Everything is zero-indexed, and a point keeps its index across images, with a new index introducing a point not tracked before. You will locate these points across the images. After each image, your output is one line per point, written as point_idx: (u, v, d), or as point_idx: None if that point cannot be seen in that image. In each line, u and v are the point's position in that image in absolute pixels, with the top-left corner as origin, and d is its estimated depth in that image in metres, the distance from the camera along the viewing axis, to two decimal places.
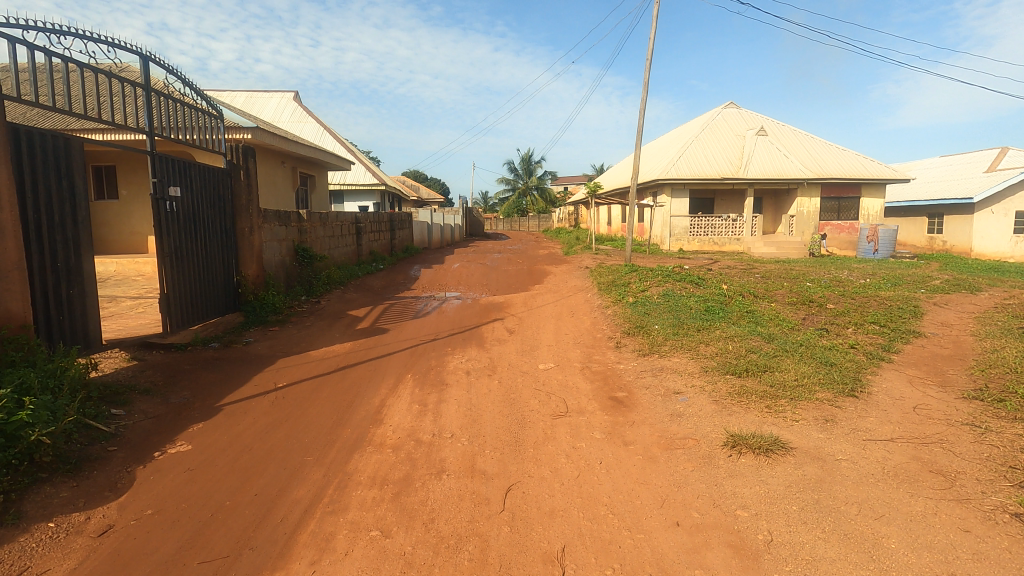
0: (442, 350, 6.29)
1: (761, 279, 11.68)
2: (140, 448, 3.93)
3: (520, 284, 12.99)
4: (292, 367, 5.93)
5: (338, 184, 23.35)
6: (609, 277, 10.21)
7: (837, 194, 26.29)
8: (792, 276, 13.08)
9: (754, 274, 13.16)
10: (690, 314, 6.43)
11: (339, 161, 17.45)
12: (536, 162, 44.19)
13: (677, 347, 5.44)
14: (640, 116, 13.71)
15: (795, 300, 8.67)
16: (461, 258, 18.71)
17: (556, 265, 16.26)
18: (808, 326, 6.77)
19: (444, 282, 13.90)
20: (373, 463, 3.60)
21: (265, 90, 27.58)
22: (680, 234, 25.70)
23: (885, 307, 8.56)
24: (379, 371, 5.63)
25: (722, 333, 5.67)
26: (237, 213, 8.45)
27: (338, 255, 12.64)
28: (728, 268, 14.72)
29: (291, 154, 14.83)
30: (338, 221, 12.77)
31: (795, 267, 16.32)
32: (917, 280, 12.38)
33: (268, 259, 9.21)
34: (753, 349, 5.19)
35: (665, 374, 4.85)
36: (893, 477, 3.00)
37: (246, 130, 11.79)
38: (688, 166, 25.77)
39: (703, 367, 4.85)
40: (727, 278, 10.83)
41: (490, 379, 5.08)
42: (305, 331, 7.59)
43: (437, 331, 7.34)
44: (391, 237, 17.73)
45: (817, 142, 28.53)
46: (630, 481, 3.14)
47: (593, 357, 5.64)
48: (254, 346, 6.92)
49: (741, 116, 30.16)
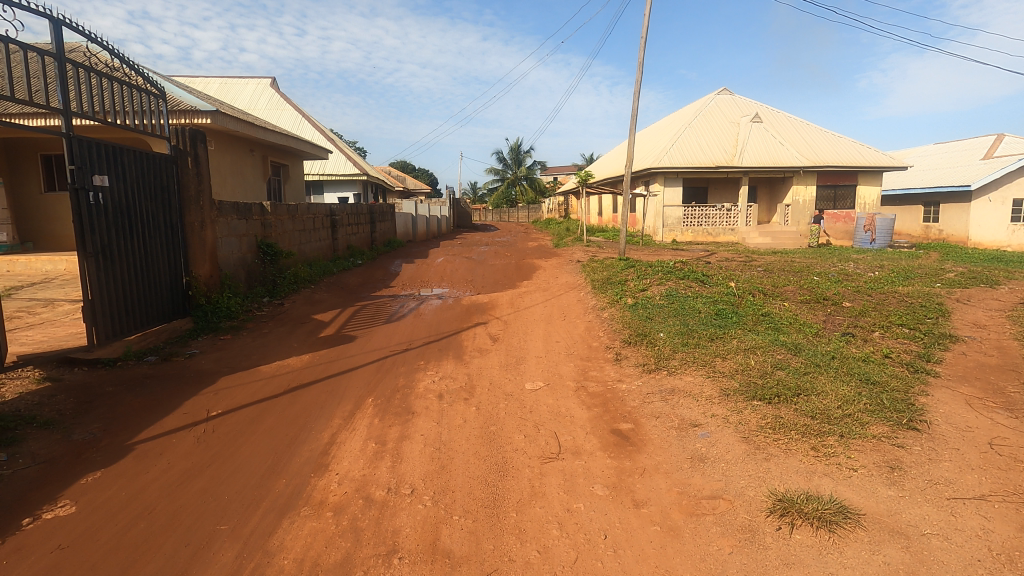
0: (413, 364, 5.42)
1: (765, 274, 10.90)
2: (7, 512, 3.03)
3: (507, 281, 12.12)
4: (235, 388, 5.02)
5: (317, 175, 22.22)
6: (605, 273, 9.34)
7: (833, 183, 25.68)
8: (796, 269, 12.29)
9: (757, 268, 12.39)
10: (700, 319, 5.60)
11: (314, 150, 16.41)
12: (525, 152, 43.13)
13: (688, 361, 4.61)
14: (635, 101, 12.86)
15: (808, 298, 7.89)
16: (446, 252, 17.82)
17: (546, 259, 15.38)
18: (832, 330, 5.97)
19: (426, 278, 12.98)
20: (305, 536, 2.73)
21: (241, 76, 26.45)
22: (674, 224, 24.95)
23: (907, 305, 7.79)
24: (335, 393, 4.74)
25: (741, 344, 4.83)
26: (185, 205, 7.49)
27: (311, 250, 11.70)
28: (728, 262, 13.93)
29: (260, 142, 13.79)
30: (310, 213, 11.83)
31: (795, 260, 15.56)
32: (929, 273, 11.64)
33: (224, 257, 8.25)
34: (781, 365, 4.36)
35: (678, 398, 4.01)
36: (1011, 567, 2.16)
37: (205, 114, 10.74)
38: (681, 154, 24.95)
39: (724, 389, 4.01)
40: (730, 273, 10.03)
41: (467, 405, 4.22)
42: (261, 340, 6.67)
43: (411, 339, 6.46)
44: (372, 230, 16.77)
45: (813, 128, 27.78)
46: (648, 571, 2.29)
47: (589, 373, 4.80)
48: (199, 359, 6.00)
49: (735, 102, 29.33)
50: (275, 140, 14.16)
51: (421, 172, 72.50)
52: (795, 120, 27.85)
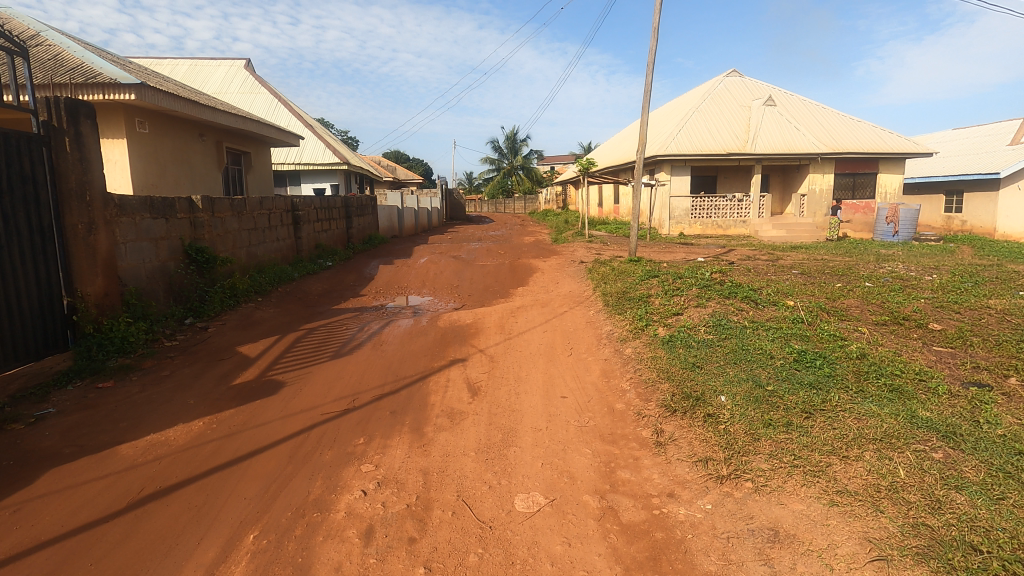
0: (347, 447, 3.56)
1: (806, 279, 9.12)
2: None
3: (500, 287, 10.32)
4: (57, 495, 3.14)
5: (292, 164, 20.26)
6: (619, 282, 7.52)
7: (853, 170, 23.90)
8: (837, 272, 10.50)
9: (791, 270, 10.60)
10: (775, 370, 3.77)
11: (281, 135, 14.46)
12: (521, 141, 41.14)
13: (784, 464, 2.77)
14: (648, 76, 10.98)
15: (883, 319, 6.10)
16: (433, 249, 16.00)
17: (544, 258, 13.54)
18: (957, 379, 4.14)
19: (404, 283, 11.14)
20: None
21: (212, 58, 24.44)
22: (681, 216, 23.28)
23: (1011, 327, 6.02)
24: (206, 515, 2.88)
25: (862, 426, 2.99)
26: (64, 202, 5.58)
27: (264, 253, 9.84)
28: (753, 263, 12.12)
29: (211, 124, 11.86)
30: (263, 209, 9.97)
31: (826, 258, 13.76)
32: (994, 276, 9.90)
33: (130, 268, 6.37)
34: (953, 479, 2.53)
35: (793, 560, 2.21)
36: None
37: (127, 88, 8.80)
38: (689, 141, 23.10)
39: (879, 547, 2.19)
40: (769, 280, 8.23)
41: (413, 560, 2.40)
42: (155, 387, 4.84)
43: (358, 390, 4.60)
44: (348, 226, 14.90)
45: (830, 112, 25.88)
46: None
47: (618, 475, 2.99)
48: (48, 424, 4.16)
49: (745, 85, 27.35)
50: (230, 124, 12.25)
51: (416, 163, 70.28)
52: (810, 104, 25.95)
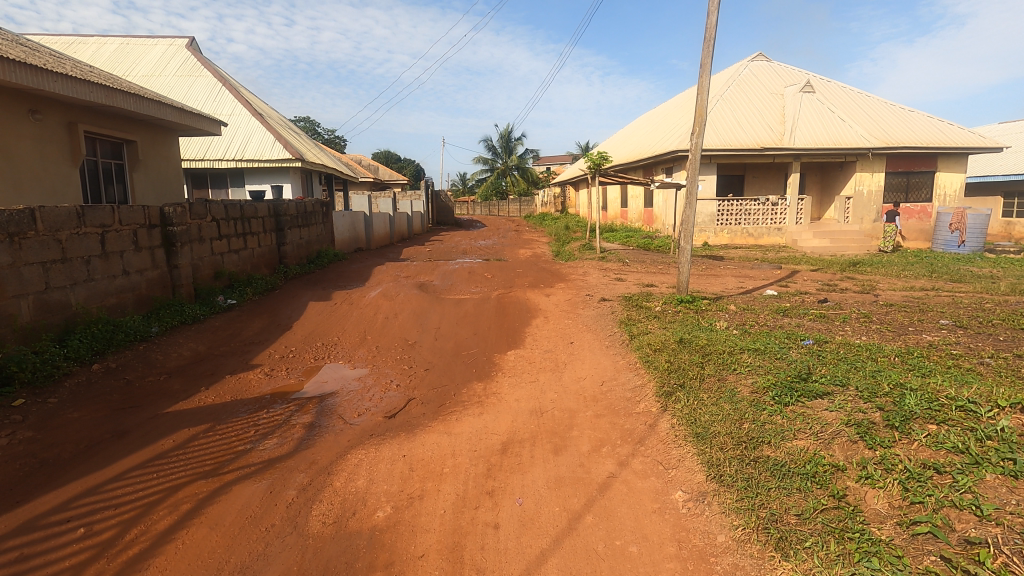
0: None
1: (999, 350, 5.31)
2: None
3: (480, 349, 6.46)
4: None
5: (230, 160, 16.26)
6: (713, 386, 3.63)
7: (907, 168, 20.16)
8: (1006, 321, 6.69)
9: (933, 320, 6.77)
10: None
11: (184, 120, 10.48)
12: (515, 139, 37.23)
13: None
14: (709, 22, 7.14)
15: None
16: (398, 270, 12.11)
17: (545, 288, 9.69)
18: None
19: (332, 338, 7.24)
20: None
21: (147, 36, 20.47)
22: (705, 223, 19.48)
23: None
24: None
25: None
26: None
27: (81, 300, 5.93)
28: (850, 301, 8.33)
29: (48, 95, 7.91)
30: (86, 225, 6.02)
31: (931, 288, 10.00)
32: None
33: None
34: None
35: None
36: None
37: None
38: (716, 133, 19.33)
39: None
40: (971, 365, 4.39)
41: None
42: None
43: None
44: (279, 241, 10.92)
45: (877, 101, 22.12)
46: None
47: None
48: None
49: (775, 70, 23.61)
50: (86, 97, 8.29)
51: (405, 162, 66.36)
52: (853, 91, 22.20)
